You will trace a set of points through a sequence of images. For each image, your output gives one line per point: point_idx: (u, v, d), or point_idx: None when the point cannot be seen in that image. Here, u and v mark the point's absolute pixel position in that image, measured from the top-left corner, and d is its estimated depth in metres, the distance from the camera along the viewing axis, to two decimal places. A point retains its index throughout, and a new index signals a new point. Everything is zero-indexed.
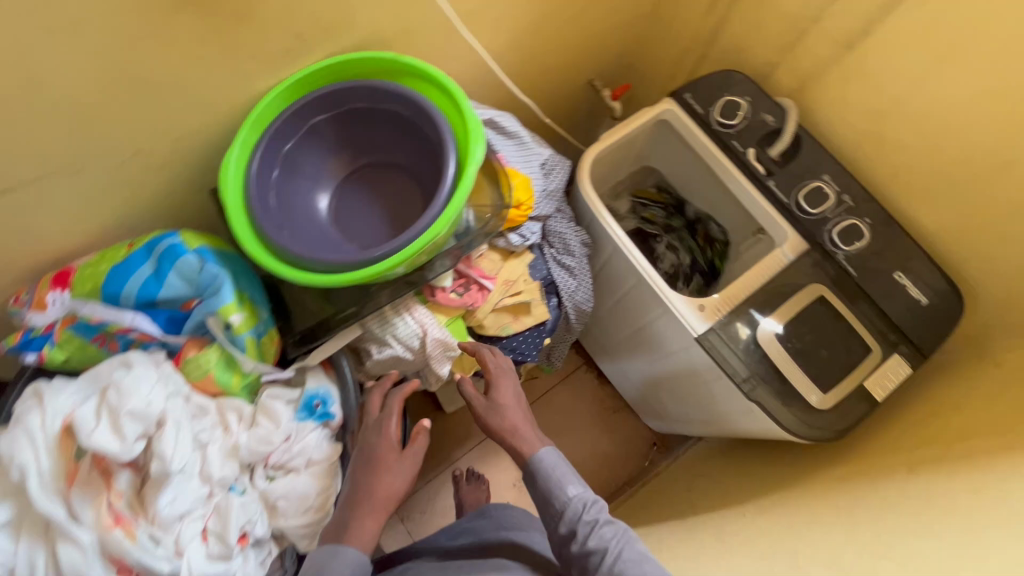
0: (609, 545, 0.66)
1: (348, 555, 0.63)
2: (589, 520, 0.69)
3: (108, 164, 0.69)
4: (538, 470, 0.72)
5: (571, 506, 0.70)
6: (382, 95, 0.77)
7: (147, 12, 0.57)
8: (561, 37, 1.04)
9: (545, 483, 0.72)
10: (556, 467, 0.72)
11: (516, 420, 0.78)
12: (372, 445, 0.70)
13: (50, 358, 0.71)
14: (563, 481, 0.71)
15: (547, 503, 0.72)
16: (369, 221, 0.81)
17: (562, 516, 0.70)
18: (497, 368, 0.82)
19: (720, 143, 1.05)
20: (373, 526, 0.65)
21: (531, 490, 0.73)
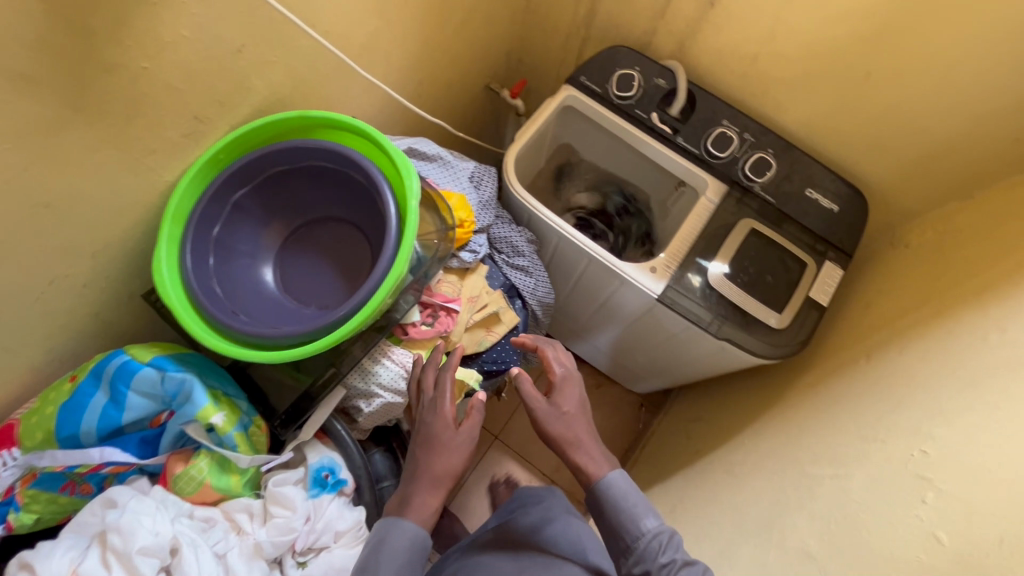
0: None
1: (407, 528, 0.64)
2: (664, 561, 0.68)
3: (27, 302, 0.63)
4: (608, 500, 0.74)
5: (644, 542, 0.71)
6: (301, 154, 0.76)
7: (30, 139, 0.53)
8: (450, 51, 1.06)
9: (616, 512, 0.73)
10: (627, 498, 0.73)
11: (579, 431, 0.78)
12: (429, 424, 0.70)
13: (20, 523, 0.65)
14: (640, 515, 0.72)
15: (618, 537, 0.73)
16: (323, 280, 0.79)
17: (635, 553, 0.70)
18: (561, 374, 0.82)
19: (625, 115, 1.11)
20: (432, 501, 0.66)
21: (600, 517, 0.75)
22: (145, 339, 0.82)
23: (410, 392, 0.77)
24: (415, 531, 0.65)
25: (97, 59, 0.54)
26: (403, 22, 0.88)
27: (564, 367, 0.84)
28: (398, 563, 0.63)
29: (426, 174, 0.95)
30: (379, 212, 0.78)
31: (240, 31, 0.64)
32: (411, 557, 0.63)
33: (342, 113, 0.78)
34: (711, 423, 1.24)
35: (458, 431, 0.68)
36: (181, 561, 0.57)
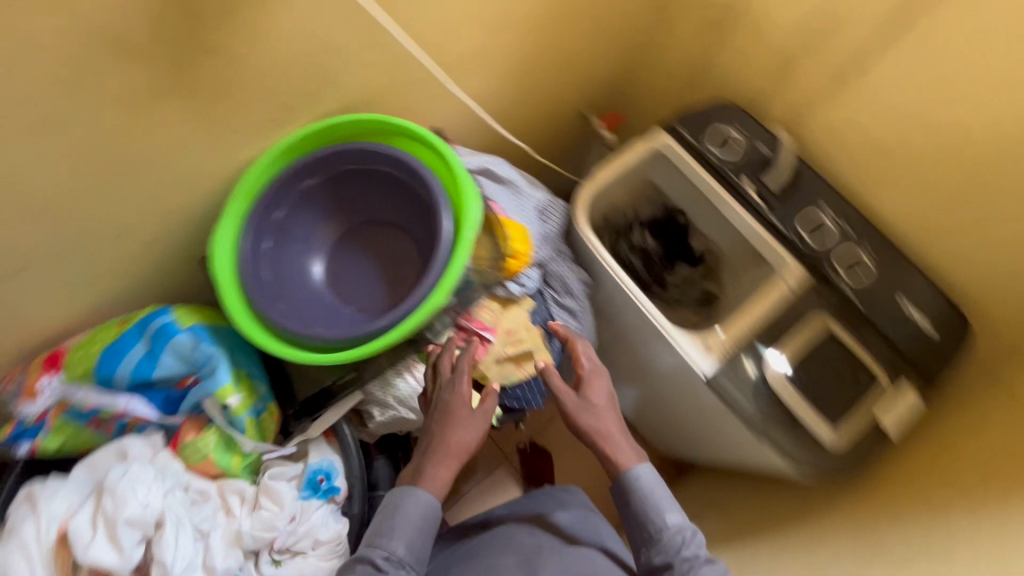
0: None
1: (421, 498, 0.64)
2: (686, 556, 0.67)
3: (95, 246, 0.67)
4: (634, 491, 0.71)
5: (667, 536, 0.69)
6: (375, 158, 0.76)
7: (129, 102, 0.56)
8: (549, 73, 1.03)
9: (641, 504, 0.71)
10: (654, 491, 0.71)
11: (609, 424, 0.74)
12: (445, 401, 0.69)
13: (44, 448, 0.69)
14: (664, 509, 0.70)
15: (641, 527, 0.71)
16: (365, 284, 0.80)
17: (657, 545, 0.69)
18: (590, 365, 0.78)
19: (716, 174, 1.04)
20: (444, 474, 0.65)
21: (623, 507, 0.72)
22: (195, 300, 0.84)
23: (425, 378, 0.74)
24: (429, 502, 0.64)
25: (202, 40, 0.55)
26: (505, 41, 0.87)
27: (593, 360, 0.79)
28: (414, 529, 0.63)
29: (495, 197, 0.93)
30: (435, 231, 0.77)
31: (342, 30, 0.65)
32: (423, 528, 0.63)
33: (424, 126, 0.78)
34: (732, 513, 1.14)
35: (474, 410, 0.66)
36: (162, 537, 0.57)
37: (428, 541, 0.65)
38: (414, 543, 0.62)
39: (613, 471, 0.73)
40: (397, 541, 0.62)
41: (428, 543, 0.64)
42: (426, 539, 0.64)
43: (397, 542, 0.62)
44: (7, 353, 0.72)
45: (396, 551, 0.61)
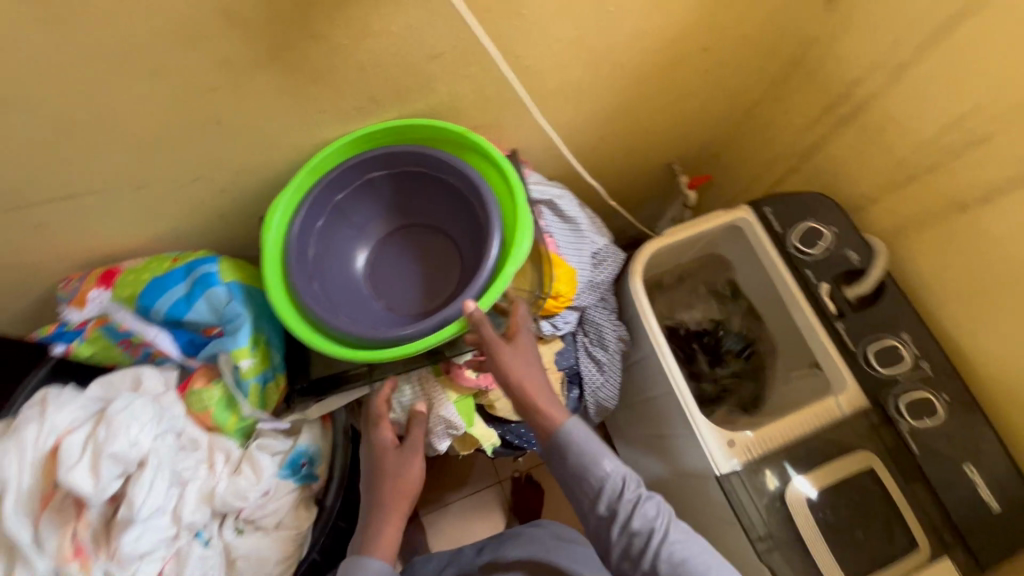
0: (660, 518, 0.66)
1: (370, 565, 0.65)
2: (629, 497, 0.67)
3: (170, 185, 0.71)
4: (568, 441, 0.69)
5: (609, 482, 0.67)
6: (445, 168, 0.76)
7: (227, 67, 0.58)
8: (644, 121, 0.99)
9: (578, 455, 0.68)
10: (588, 440, 0.69)
11: (536, 381, 0.71)
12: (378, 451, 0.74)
13: (77, 352, 0.74)
14: (600, 456, 0.68)
15: (580, 478, 0.69)
16: (399, 285, 0.80)
17: (600, 493, 0.67)
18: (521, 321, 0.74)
19: (792, 268, 0.97)
20: (392, 531, 0.68)
21: (559, 461, 0.69)
22: (247, 253, 0.88)
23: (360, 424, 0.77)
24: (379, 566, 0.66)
25: (304, 25, 0.57)
26: (605, 80, 0.84)
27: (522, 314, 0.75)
28: None
29: (553, 231, 0.90)
30: (480, 256, 0.77)
31: (442, 40, 0.65)
32: None
33: (500, 149, 0.77)
34: None
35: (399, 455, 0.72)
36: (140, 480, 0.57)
37: None
38: None
39: (546, 430, 0.70)
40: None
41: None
42: None
43: None
44: (75, 259, 0.78)
45: None
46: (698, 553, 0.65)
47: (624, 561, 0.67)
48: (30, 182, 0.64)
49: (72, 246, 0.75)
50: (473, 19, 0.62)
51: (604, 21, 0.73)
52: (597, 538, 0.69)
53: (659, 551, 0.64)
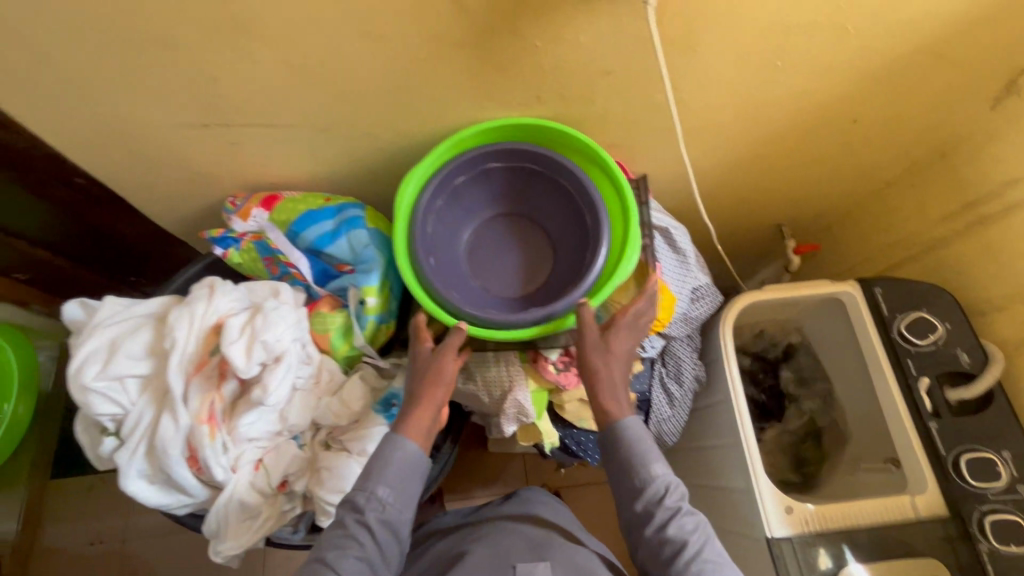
0: (696, 531, 0.67)
1: (405, 445, 0.68)
2: (670, 506, 0.68)
3: (345, 136, 0.81)
4: (626, 440, 0.71)
5: (655, 485, 0.69)
6: (565, 177, 0.83)
7: (434, 48, 0.67)
8: (769, 177, 1.01)
9: (629, 452, 0.70)
10: (643, 442, 0.71)
11: (611, 375, 0.73)
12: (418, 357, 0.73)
13: (230, 258, 0.85)
14: (649, 457, 0.70)
15: (626, 475, 0.71)
16: (499, 268, 0.89)
17: (642, 492, 0.69)
18: (630, 319, 0.76)
19: (892, 355, 0.95)
20: (420, 422, 0.69)
21: (610, 454, 0.72)
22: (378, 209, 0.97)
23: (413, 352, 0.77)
24: (408, 448, 0.68)
25: (511, 24, 0.64)
26: (748, 129, 0.87)
27: (637, 314, 0.76)
28: (395, 473, 0.67)
29: (660, 258, 0.93)
30: (582, 258, 0.84)
31: (619, 60, 0.71)
32: (405, 470, 0.67)
33: (626, 174, 0.82)
34: None
35: (427, 355, 0.72)
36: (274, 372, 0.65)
37: (416, 485, 0.68)
38: (394, 486, 0.66)
39: (602, 418, 0.73)
40: (377, 483, 0.66)
41: (419, 488, 0.69)
42: (411, 485, 0.68)
43: (377, 485, 0.66)
44: (245, 179, 0.89)
45: (374, 490, 0.66)
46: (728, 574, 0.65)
47: (650, 561, 0.68)
48: (243, 110, 0.75)
49: (249, 167, 0.86)
50: (658, 48, 0.68)
51: (768, 76, 0.76)
52: (631, 534, 0.71)
53: (687, 562, 0.65)
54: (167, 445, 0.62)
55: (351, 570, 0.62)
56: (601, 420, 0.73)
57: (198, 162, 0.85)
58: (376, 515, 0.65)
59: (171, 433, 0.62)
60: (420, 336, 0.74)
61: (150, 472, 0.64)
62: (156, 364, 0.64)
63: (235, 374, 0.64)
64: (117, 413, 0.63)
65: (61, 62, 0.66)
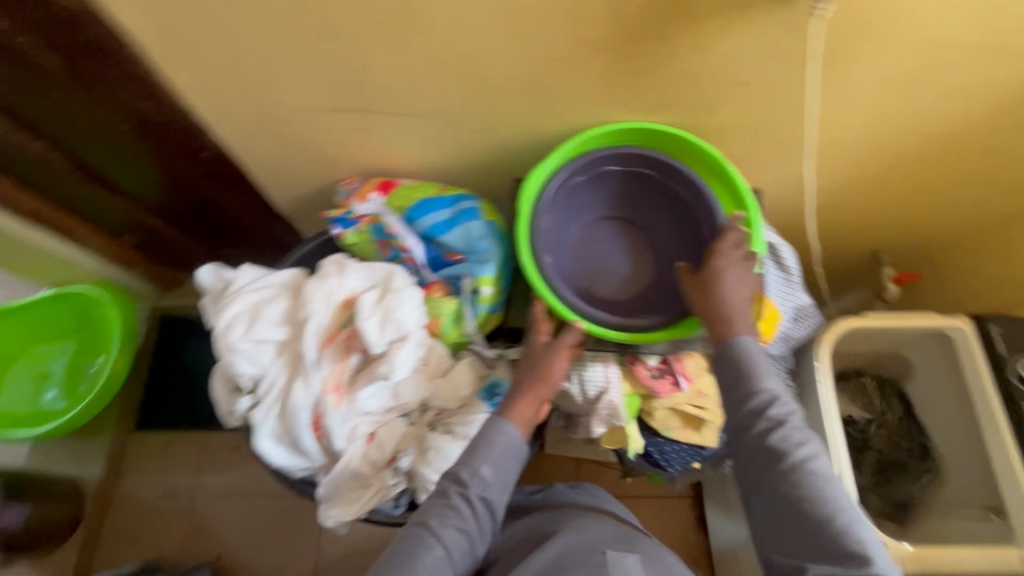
0: (805, 446, 0.61)
1: (506, 431, 0.68)
2: (776, 418, 0.63)
3: (467, 128, 0.83)
4: (740, 351, 0.67)
5: (762, 395, 0.64)
6: (678, 183, 0.85)
7: (578, 48, 0.68)
8: (880, 201, 0.97)
9: (737, 365, 0.66)
10: (755, 356, 0.66)
11: (720, 299, 0.70)
12: (533, 348, 0.77)
13: (346, 238, 0.88)
14: (761, 372, 0.65)
15: (731, 384, 0.66)
16: (605, 272, 0.89)
17: (747, 400, 0.64)
18: (726, 246, 0.74)
19: (1005, 396, 0.91)
20: (525, 410, 0.71)
21: (718, 367, 0.68)
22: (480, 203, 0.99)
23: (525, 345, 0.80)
24: (511, 433, 0.68)
25: (661, 28, 0.65)
26: (870, 150, 0.84)
27: (732, 243, 0.75)
28: (498, 456, 0.67)
29: (767, 275, 0.92)
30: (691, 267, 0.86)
31: (759, 70, 0.70)
32: (508, 455, 0.67)
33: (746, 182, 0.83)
34: None
35: (542, 346, 0.76)
36: (401, 350, 0.68)
37: (514, 469, 0.68)
38: (497, 466, 0.66)
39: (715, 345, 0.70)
40: (481, 461, 0.66)
41: (516, 471, 0.68)
42: (510, 469, 0.68)
43: (481, 465, 0.66)
44: (361, 164, 0.93)
45: (479, 470, 0.66)
46: (838, 497, 0.58)
47: (748, 474, 0.63)
48: (378, 96, 0.78)
49: (369, 153, 0.90)
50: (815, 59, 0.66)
51: (910, 93, 0.74)
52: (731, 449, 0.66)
53: (790, 473, 0.60)
54: (299, 408, 0.66)
55: (452, 541, 0.63)
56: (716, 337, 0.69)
57: (321, 144, 0.90)
58: (478, 492, 0.65)
59: (303, 397, 0.66)
60: (539, 326, 0.78)
61: (278, 432, 0.68)
62: (292, 332, 0.69)
63: (366, 348, 0.68)
64: (255, 374, 0.68)
65: (225, 42, 0.71)
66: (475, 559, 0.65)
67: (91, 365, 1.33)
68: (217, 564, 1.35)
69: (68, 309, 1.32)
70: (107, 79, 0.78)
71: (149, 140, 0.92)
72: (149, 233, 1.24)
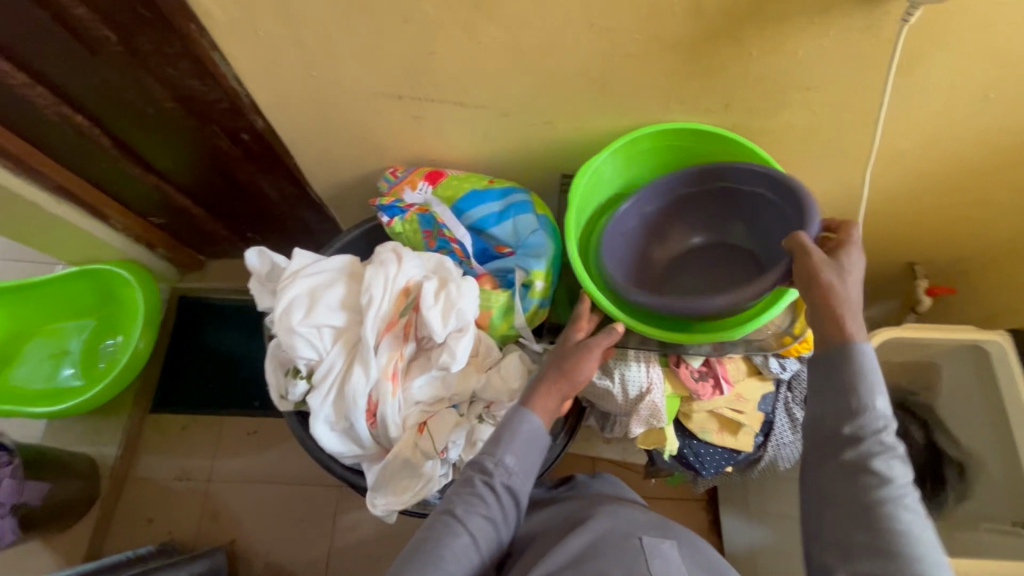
0: (901, 480, 0.55)
1: (528, 421, 0.66)
2: (883, 444, 0.55)
3: (522, 120, 0.82)
4: (860, 360, 0.57)
5: (871, 418, 0.56)
6: (776, 194, 0.79)
7: (650, 44, 0.67)
8: (924, 213, 0.96)
9: (853, 374, 0.57)
10: (875, 369, 0.57)
11: (846, 290, 0.60)
12: (566, 342, 0.75)
13: (394, 227, 0.88)
14: (876, 388, 0.57)
15: (837, 391, 0.58)
16: (687, 275, 0.90)
17: (854, 417, 0.56)
18: (853, 240, 0.65)
19: None
20: (548, 403, 0.68)
21: (823, 367, 0.59)
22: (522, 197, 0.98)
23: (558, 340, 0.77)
24: (534, 423, 0.67)
25: (737, 28, 0.64)
26: (923, 160, 0.84)
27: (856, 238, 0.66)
28: (522, 444, 0.65)
29: None
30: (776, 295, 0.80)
31: (828, 74, 0.70)
32: (532, 441, 0.66)
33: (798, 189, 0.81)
34: None
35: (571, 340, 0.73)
36: (460, 340, 0.68)
37: (538, 457, 0.66)
38: (521, 454, 0.65)
39: (827, 339, 0.59)
40: (505, 450, 0.65)
41: (540, 460, 0.67)
42: (535, 455, 0.66)
43: (505, 452, 0.64)
44: (407, 152, 0.92)
45: (504, 459, 0.64)
46: (926, 539, 0.53)
47: (826, 489, 0.57)
48: (437, 85, 0.77)
49: (418, 141, 0.89)
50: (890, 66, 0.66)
51: (975, 106, 0.73)
52: (810, 456, 0.59)
53: (880, 505, 0.54)
54: (357, 393, 0.67)
55: (477, 529, 0.61)
56: (822, 337, 0.60)
57: (369, 130, 0.89)
58: (502, 481, 0.63)
59: (361, 382, 0.67)
60: (579, 323, 0.76)
61: (333, 417, 0.69)
62: (351, 317, 0.70)
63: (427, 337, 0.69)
64: (313, 358, 0.68)
65: (292, 23, 0.70)
66: (500, 546, 0.63)
67: (108, 341, 1.32)
68: (231, 548, 1.34)
69: (86, 285, 1.31)
70: (162, 55, 0.77)
71: (193, 118, 0.91)
72: (178, 213, 1.22)
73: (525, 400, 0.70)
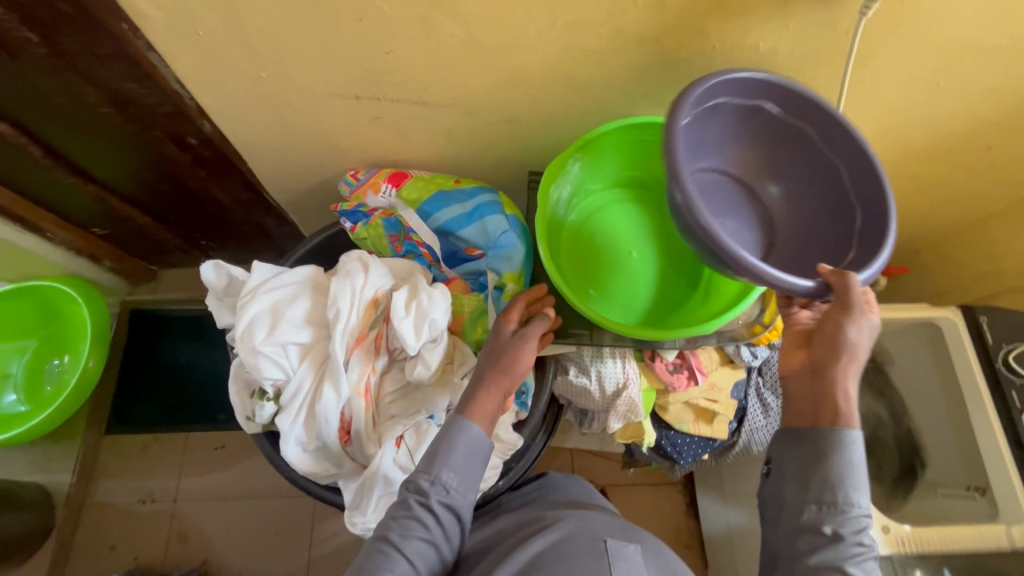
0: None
1: (470, 433, 0.64)
2: (857, 545, 0.60)
3: (487, 117, 0.80)
4: (851, 457, 0.62)
5: (851, 518, 0.61)
6: (864, 215, 0.72)
7: (616, 37, 0.66)
8: None
9: (842, 469, 0.61)
10: (859, 466, 0.62)
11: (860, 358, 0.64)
12: (500, 338, 0.70)
13: (358, 232, 0.85)
14: (858, 488, 0.61)
15: (823, 484, 0.62)
16: (709, 199, 0.78)
17: (837, 513, 0.61)
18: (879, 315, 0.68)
19: (993, 384, 0.94)
20: (490, 404, 0.66)
21: (816, 454, 0.63)
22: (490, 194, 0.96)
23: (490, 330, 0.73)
24: (476, 434, 0.64)
25: (702, 20, 0.63)
26: (879, 146, 0.86)
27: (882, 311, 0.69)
28: (461, 459, 0.64)
29: None
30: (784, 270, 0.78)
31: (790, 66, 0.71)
32: (473, 454, 0.64)
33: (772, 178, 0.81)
34: None
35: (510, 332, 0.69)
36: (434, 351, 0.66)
37: (481, 469, 0.65)
38: (461, 471, 0.63)
39: (827, 410, 0.63)
40: (443, 466, 0.63)
41: (481, 469, 0.65)
42: (476, 468, 0.65)
43: (444, 472, 0.63)
44: (367, 152, 0.88)
45: (445, 479, 0.63)
46: None
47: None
48: (397, 83, 0.74)
49: (378, 141, 0.85)
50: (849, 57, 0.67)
51: (927, 94, 0.76)
52: (783, 541, 0.63)
53: None
54: (329, 413, 0.65)
55: (415, 552, 0.61)
56: (817, 416, 0.64)
57: (326, 131, 0.84)
58: (440, 499, 0.62)
59: (333, 401, 0.65)
60: (507, 314, 0.71)
61: (305, 438, 0.67)
62: (317, 333, 0.68)
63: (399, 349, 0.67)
64: (280, 378, 0.66)
65: (236, 20, 0.65)
66: (441, 563, 0.63)
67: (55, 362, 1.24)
68: (202, 570, 1.29)
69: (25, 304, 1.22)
70: (93, 56, 0.71)
71: (134, 123, 0.84)
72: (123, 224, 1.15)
73: (463, 406, 0.67)
